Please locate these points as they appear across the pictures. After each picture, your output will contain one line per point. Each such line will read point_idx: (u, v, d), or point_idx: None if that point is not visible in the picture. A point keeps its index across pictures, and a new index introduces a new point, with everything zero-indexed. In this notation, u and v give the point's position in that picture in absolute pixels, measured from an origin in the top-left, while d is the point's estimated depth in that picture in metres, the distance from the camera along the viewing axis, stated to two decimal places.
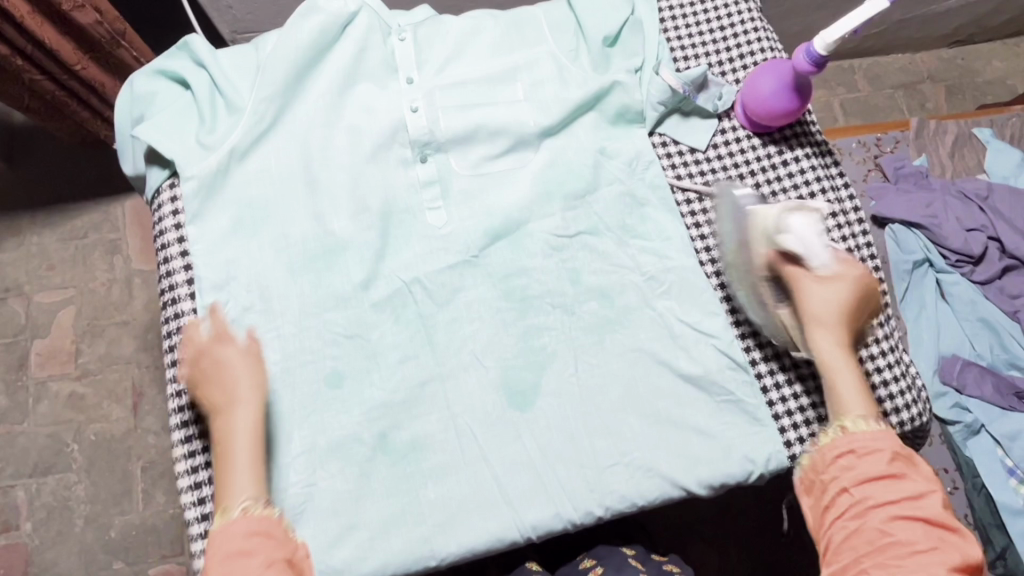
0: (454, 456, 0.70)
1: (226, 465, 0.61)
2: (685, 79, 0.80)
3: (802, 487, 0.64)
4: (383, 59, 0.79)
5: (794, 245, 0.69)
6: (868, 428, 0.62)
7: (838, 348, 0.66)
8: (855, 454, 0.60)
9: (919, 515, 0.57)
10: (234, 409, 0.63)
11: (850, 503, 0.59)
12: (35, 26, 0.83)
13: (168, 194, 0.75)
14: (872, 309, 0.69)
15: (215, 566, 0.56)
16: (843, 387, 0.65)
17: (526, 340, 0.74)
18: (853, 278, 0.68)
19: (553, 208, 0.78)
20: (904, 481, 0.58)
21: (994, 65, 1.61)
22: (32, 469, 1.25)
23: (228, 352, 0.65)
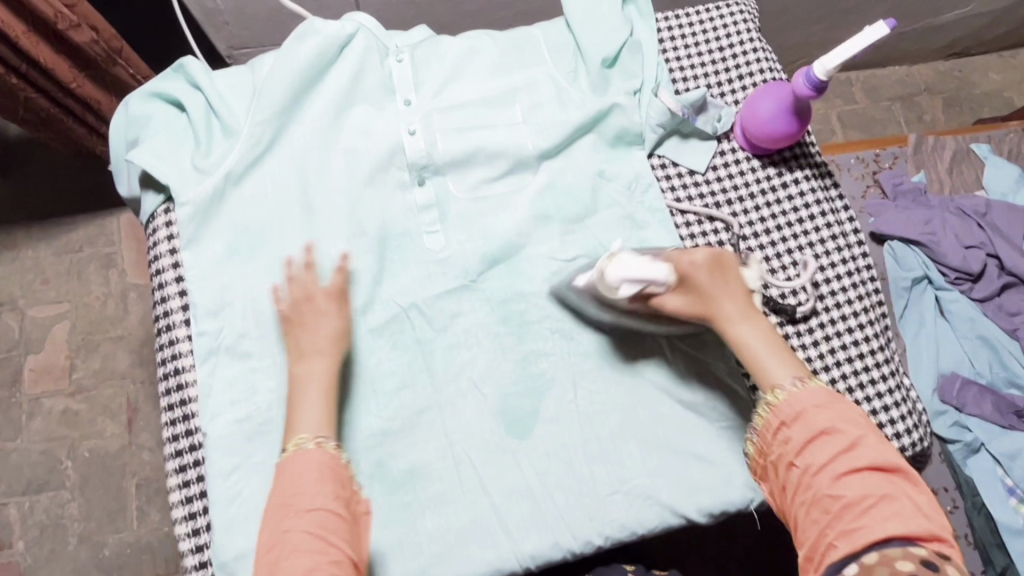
0: (452, 484, 0.69)
1: (300, 403, 0.63)
2: (684, 101, 0.80)
3: (763, 477, 0.64)
4: (381, 81, 0.78)
5: (635, 287, 0.66)
6: (791, 392, 0.61)
7: (739, 324, 0.65)
8: (788, 425, 0.60)
9: (860, 466, 0.56)
10: (315, 357, 0.65)
11: (800, 476, 0.58)
12: (29, 45, 0.82)
13: (163, 219, 0.74)
14: (731, 264, 0.67)
15: (285, 488, 0.58)
16: (763, 355, 0.64)
17: (525, 365, 0.73)
18: (696, 258, 0.66)
19: (552, 232, 0.77)
20: (837, 434, 0.58)
21: (991, 78, 1.61)
22: (25, 487, 1.23)
23: (321, 300, 0.67)
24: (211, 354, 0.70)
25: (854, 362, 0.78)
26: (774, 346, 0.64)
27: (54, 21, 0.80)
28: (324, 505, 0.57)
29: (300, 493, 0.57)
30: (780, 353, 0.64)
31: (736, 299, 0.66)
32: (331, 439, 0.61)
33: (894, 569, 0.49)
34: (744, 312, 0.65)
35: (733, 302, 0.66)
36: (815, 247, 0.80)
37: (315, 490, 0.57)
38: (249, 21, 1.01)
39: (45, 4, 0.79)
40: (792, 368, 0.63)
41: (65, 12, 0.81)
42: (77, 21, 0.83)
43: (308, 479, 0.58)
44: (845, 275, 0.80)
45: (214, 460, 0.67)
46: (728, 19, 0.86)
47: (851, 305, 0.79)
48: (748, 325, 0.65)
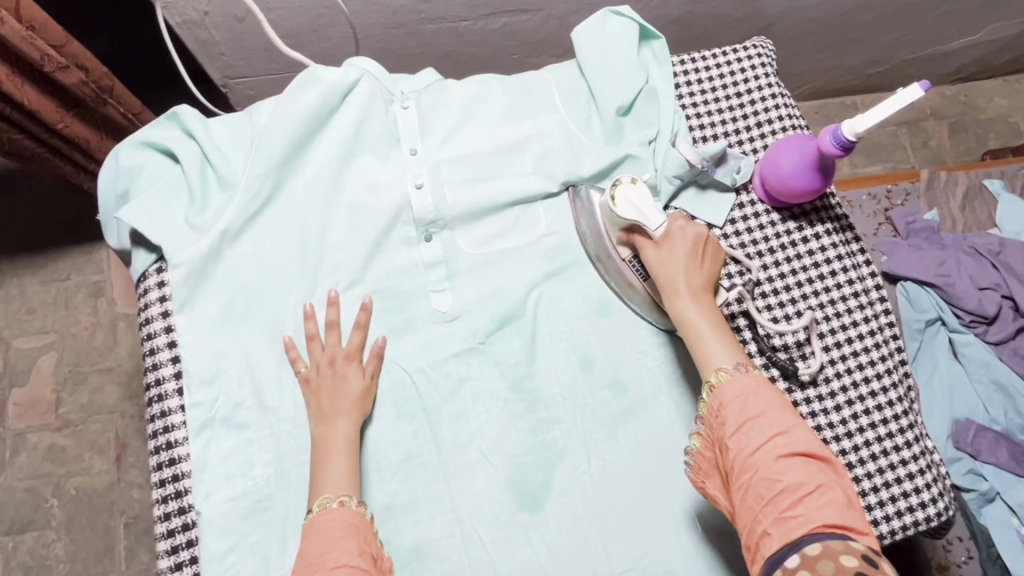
0: (459, 564, 0.65)
1: (324, 464, 0.62)
2: (703, 154, 0.76)
3: (698, 460, 0.61)
4: (386, 129, 0.75)
5: (629, 214, 0.68)
6: (731, 375, 0.59)
7: (688, 299, 0.63)
8: (725, 407, 0.57)
9: (794, 452, 0.54)
10: (337, 419, 0.64)
11: (734, 458, 0.56)
12: (12, 88, 0.78)
13: (154, 278, 0.71)
14: (714, 253, 0.67)
15: (310, 547, 0.56)
16: (705, 335, 0.62)
17: (536, 434, 0.69)
18: (688, 229, 0.67)
19: (563, 290, 0.74)
20: (772, 418, 0.56)
21: (995, 103, 1.49)
22: (8, 526, 1.17)
23: (345, 365, 0.67)
24: (206, 427, 0.67)
25: (877, 428, 0.73)
26: (720, 331, 0.62)
27: (41, 64, 0.77)
28: (349, 561, 0.55)
29: (325, 550, 0.55)
30: (727, 342, 0.61)
31: (702, 281, 0.65)
32: (354, 497, 0.60)
33: (839, 564, 0.47)
34: (697, 290, 0.64)
35: (696, 279, 0.65)
36: (835, 305, 0.77)
37: (342, 547, 0.56)
38: (246, 52, 0.96)
39: (32, 47, 0.75)
40: (738, 356, 0.61)
41: (53, 53, 0.78)
42: (65, 62, 0.80)
43: (333, 537, 0.56)
44: (867, 334, 0.76)
45: (207, 542, 0.63)
46: (745, 64, 0.83)
47: (873, 366, 0.75)
48: (698, 306, 0.63)
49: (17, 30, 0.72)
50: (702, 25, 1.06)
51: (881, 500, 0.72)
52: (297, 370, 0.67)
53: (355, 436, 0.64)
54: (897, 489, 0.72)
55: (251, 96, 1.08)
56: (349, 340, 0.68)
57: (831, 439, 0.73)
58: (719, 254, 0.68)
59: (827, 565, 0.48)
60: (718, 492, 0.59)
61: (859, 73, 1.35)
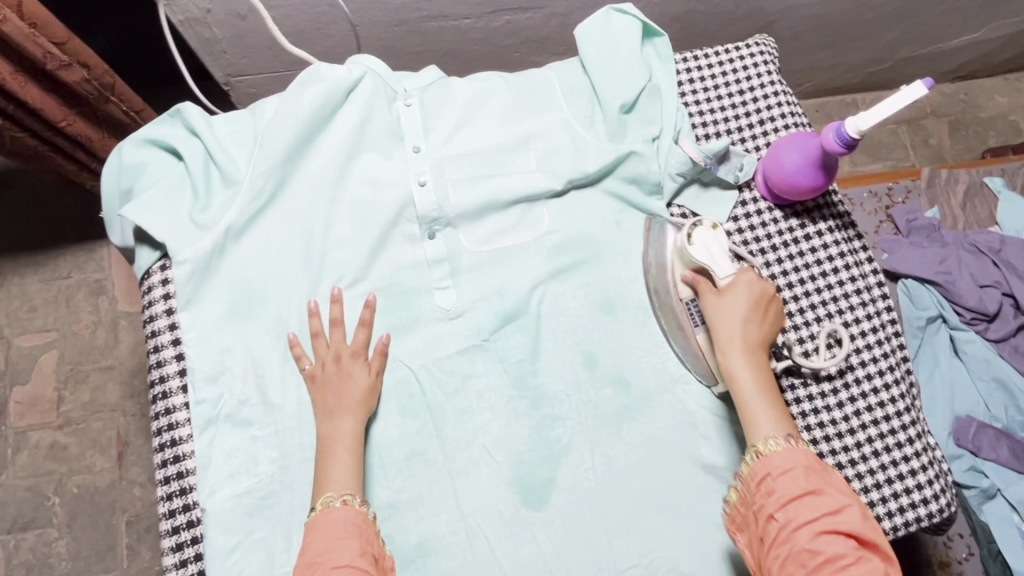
0: (463, 561, 0.66)
1: (330, 462, 0.62)
2: (706, 151, 0.77)
3: (734, 515, 0.61)
4: (389, 127, 0.75)
5: (700, 256, 0.68)
6: (781, 446, 0.59)
7: (741, 355, 0.63)
8: (772, 476, 0.57)
9: (841, 531, 0.54)
10: (340, 416, 0.64)
11: (777, 527, 0.55)
12: (15, 86, 0.78)
13: (159, 276, 0.71)
14: (775, 314, 0.66)
15: (311, 546, 0.56)
16: (752, 396, 0.62)
17: (540, 431, 0.69)
18: (754, 285, 0.65)
19: (567, 287, 0.74)
20: (822, 494, 0.55)
21: (995, 101, 1.50)
22: (10, 525, 1.17)
23: (350, 362, 0.67)
24: (210, 424, 0.67)
25: (880, 424, 0.74)
26: (768, 396, 0.62)
27: (43, 61, 0.77)
28: (349, 562, 0.55)
29: (326, 551, 0.56)
30: (776, 410, 0.61)
31: (758, 340, 0.64)
32: (356, 496, 0.60)
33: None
34: (752, 348, 0.64)
35: (753, 336, 0.64)
36: (838, 302, 0.77)
37: (343, 547, 0.56)
38: (248, 49, 0.96)
39: (34, 45, 0.75)
40: (786, 426, 0.60)
41: (55, 51, 0.77)
42: (67, 59, 0.79)
43: (335, 538, 0.56)
44: (869, 331, 0.76)
45: (212, 538, 0.64)
46: (748, 62, 0.83)
47: (876, 363, 0.75)
48: (751, 365, 0.63)
49: (19, 27, 0.72)
50: (704, 23, 1.06)
51: (883, 496, 0.72)
52: (302, 368, 0.67)
53: (359, 435, 0.64)
54: (900, 485, 0.72)
55: (252, 94, 1.08)
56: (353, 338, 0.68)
57: (834, 435, 0.73)
58: (779, 316, 0.67)
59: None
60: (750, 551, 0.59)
61: (860, 71, 1.35)
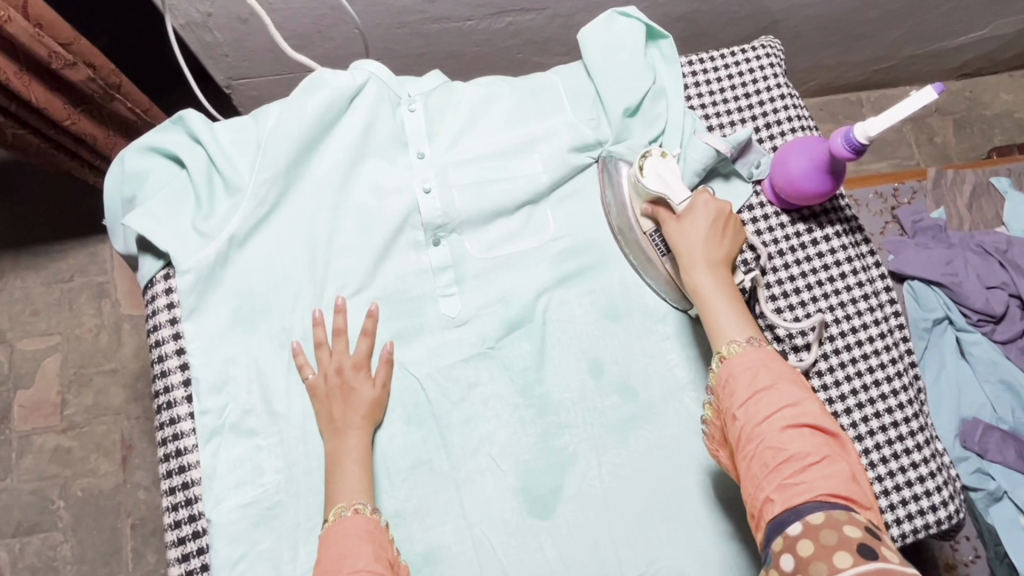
0: (471, 570, 0.65)
1: (338, 475, 0.62)
2: (732, 142, 0.76)
3: (711, 430, 0.61)
4: (393, 133, 0.74)
5: (655, 186, 0.68)
6: (743, 348, 0.59)
7: (705, 270, 0.63)
8: (734, 379, 0.57)
9: (803, 425, 0.54)
10: (346, 429, 0.64)
11: (741, 429, 0.56)
12: (20, 86, 0.78)
13: (162, 285, 0.71)
14: (736, 231, 0.66)
15: (326, 555, 0.56)
16: (719, 308, 0.62)
17: (547, 440, 0.69)
18: (708, 203, 0.66)
19: (572, 294, 0.74)
20: (783, 391, 0.56)
21: (1001, 98, 1.48)
22: (15, 528, 1.17)
23: (353, 372, 0.67)
24: (215, 434, 0.67)
25: (888, 431, 0.73)
26: (734, 304, 0.62)
27: (49, 61, 0.76)
28: (365, 566, 0.55)
29: (340, 557, 0.55)
30: (741, 316, 0.61)
31: (719, 257, 0.64)
32: (368, 505, 0.60)
33: (841, 533, 0.48)
34: (715, 263, 0.64)
35: (715, 252, 0.64)
36: (845, 307, 0.76)
37: (357, 553, 0.56)
38: (249, 53, 0.95)
39: (40, 45, 0.74)
40: (752, 332, 0.60)
41: (61, 51, 0.77)
42: (73, 59, 0.79)
43: (349, 544, 0.56)
44: (877, 336, 0.76)
45: (218, 549, 0.63)
46: (754, 64, 0.82)
47: (884, 369, 0.75)
48: (715, 279, 0.63)
49: (25, 28, 0.72)
50: (707, 23, 1.05)
51: (892, 503, 0.72)
52: (305, 378, 0.67)
53: (366, 448, 0.64)
54: (909, 492, 0.72)
55: (254, 97, 1.07)
56: (356, 348, 0.68)
57: None
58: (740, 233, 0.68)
59: (831, 532, 0.48)
60: (725, 461, 0.59)
61: (865, 69, 1.34)
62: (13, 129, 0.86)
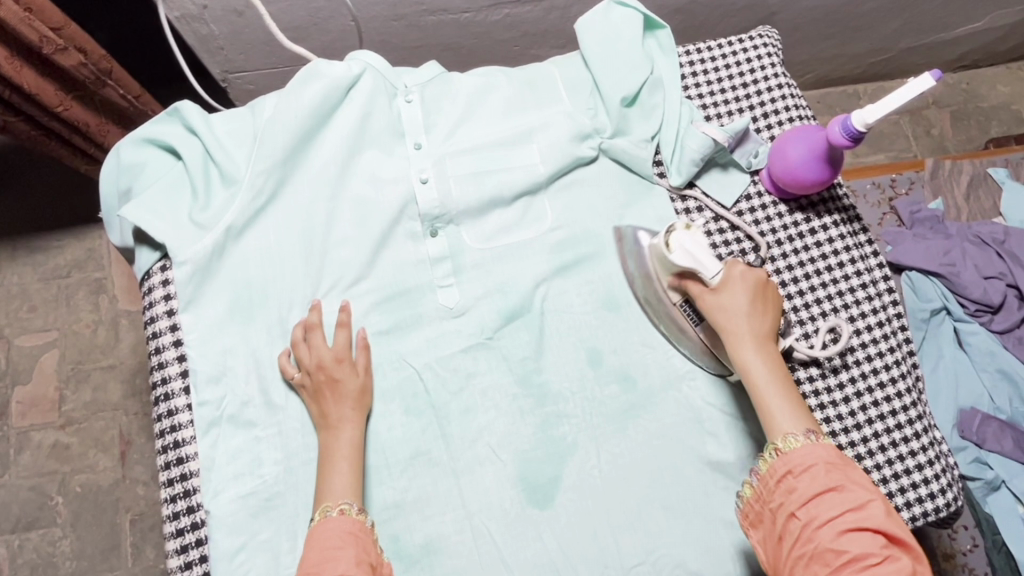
0: (470, 560, 0.65)
1: (329, 471, 0.62)
2: (729, 132, 0.76)
3: (746, 511, 0.60)
4: (390, 123, 0.74)
5: (682, 262, 0.65)
6: (801, 442, 0.57)
7: (753, 348, 0.62)
8: (793, 474, 0.56)
9: (866, 527, 0.52)
10: (339, 426, 0.64)
11: (799, 527, 0.54)
12: (12, 71, 0.78)
13: (159, 277, 0.70)
14: (774, 302, 0.65)
15: (308, 556, 0.56)
16: (768, 390, 0.61)
17: (545, 429, 0.69)
18: (746, 273, 0.65)
19: (570, 284, 0.74)
20: (844, 490, 0.54)
21: (998, 90, 1.48)
22: (14, 524, 1.17)
23: (345, 368, 0.66)
24: (213, 425, 0.67)
25: (886, 420, 0.73)
26: (783, 389, 0.60)
27: (39, 46, 0.76)
28: (345, 570, 0.55)
29: (321, 561, 0.55)
30: (788, 398, 0.60)
31: (762, 334, 0.63)
32: (354, 505, 0.60)
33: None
34: (760, 339, 0.63)
35: (760, 329, 0.63)
36: (844, 297, 0.76)
37: (338, 558, 0.55)
38: (246, 45, 0.94)
39: (29, 29, 0.74)
40: (806, 422, 0.59)
41: (50, 35, 0.77)
42: (63, 43, 0.79)
43: (331, 547, 0.56)
44: (875, 326, 0.76)
45: (217, 540, 0.63)
46: (751, 54, 0.82)
47: (882, 358, 0.75)
48: (763, 357, 0.62)
49: (15, 12, 0.72)
50: (705, 15, 1.05)
51: (891, 491, 0.72)
52: (290, 371, 0.67)
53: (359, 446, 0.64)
54: (907, 480, 0.72)
55: (251, 91, 1.07)
56: (334, 340, 0.67)
57: (841, 430, 0.73)
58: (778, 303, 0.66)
59: None
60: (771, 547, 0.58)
61: (862, 61, 1.33)
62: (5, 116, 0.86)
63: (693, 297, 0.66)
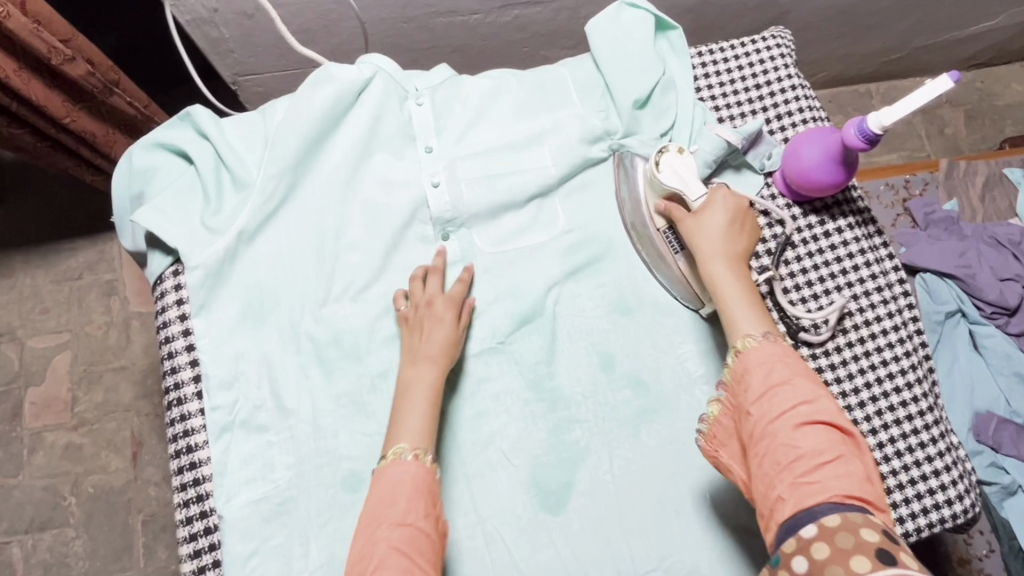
0: (482, 566, 0.65)
1: (406, 404, 0.62)
2: (743, 134, 0.75)
3: (710, 427, 0.59)
4: (401, 127, 0.74)
5: (670, 181, 0.68)
6: (759, 343, 0.57)
7: (724, 263, 0.62)
8: (750, 373, 0.56)
9: (819, 421, 0.52)
10: (427, 363, 0.64)
11: (755, 425, 0.54)
12: (21, 84, 0.78)
13: (171, 281, 0.71)
14: (751, 228, 0.66)
15: (377, 499, 0.56)
16: (732, 299, 0.60)
17: (557, 434, 0.69)
18: (728, 196, 0.65)
19: (582, 288, 0.73)
20: (798, 387, 0.54)
21: (1013, 89, 1.46)
22: (28, 524, 1.18)
23: (444, 314, 0.67)
24: (226, 430, 0.67)
25: (902, 425, 0.72)
26: (750, 301, 0.60)
27: (48, 57, 0.76)
28: (416, 522, 0.55)
29: (391, 505, 0.55)
30: (758, 313, 0.59)
31: (731, 249, 0.63)
32: (428, 453, 0.59)
33: (859, 536, 0.46)
34: (734, 257, 0.63)
35: (734, 247, 0.63)
36: (858, 300, 0.75)
37: (408, 506, 0.55)
38: (256, 48, 0.95)
39: (39, 42, 0.74)
40: (766, 328, 0.59)
41: (60, 47, 0.77)
42: (71, 54, 0.79)
43: (401, 494, 0.56)
44: (891, 329, 0.75)
45: (229, 546, 0.63)
46: (764, 55, 0.81)
47: (898, 362, 0.74)
48: (733, 270, 0.62)
49: (23, 23, 0.72)
50: (715, 14, 1.04)
51: (907, 498, 0.71)
52: (399, 304, 0.69)
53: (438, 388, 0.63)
54: (924, 487, 0.71)
55: (261, 93, 1.07)
56: (451, 288, 0.69)
57: None
58: (755, 231, 0.66)
59: (846, 536, 0.46)
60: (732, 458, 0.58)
61: (875, 60, 1.32)
62: (10, 129, 0.87)
63: (673, 218, 0.68)
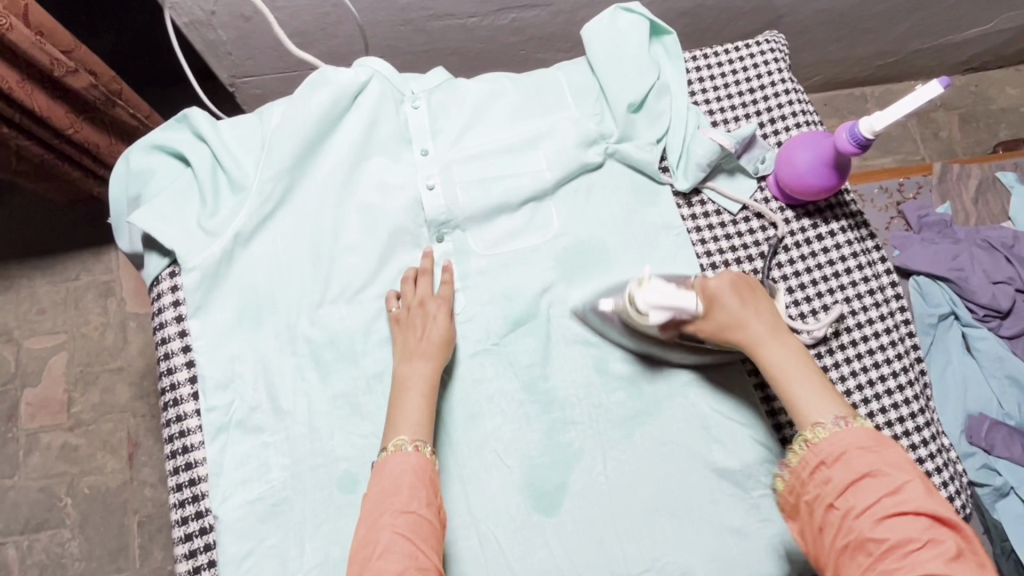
0: (476, 566, 0.65)
1: (404, 397, 0.62)
2: (735, 138, 0.76)
3: (783, 503, 0.59)
4: (396, 129, 0.74)
5: (663, 315, 0.65)
6: (831, 431, 0.56)
7: (772, 343, 0.62)
8: (827, 465, 0.55)
9: (907, 510, 0.51)
10: (422, 359, 0.65)
11: (840, 518, 0.53)
12: (24, 96, 0.78)
13: (168, 283, 0.71)
14: (758, 290, 0.66)
15: (380, 487, 0.57)
16: (796, 382, 0.60)
17: (551, 435, 0.69)
18: (720, 280, 0.66)
19: (577, 291, 0.74)
20: (882, 475, 0.53)
21: (1007, 93, 1.47)
22: (23, 526, 1.18)
23: (438, 311, 0.68)
24: (222, 430, 0.67)
25: (894, 427, 0.73)
26: (808, 375, 0.60)
27: (51, 68, 0.76)
28: (419, 510, 0.55)
29: (394, 494, 0.56)
30: (818, 384, 0.60)
31: (762, 321, 0.64)
32: (428, 444, 0.60)
33: None
34: (776, 333, 0.63)
35: (764, 323, 0.64)
36: (851, 303, 0.76)
37: (412, 495, 0.56)
38: (253, 51, 0.95)
39: (40, 52, 0.75)
40: (835, 406, 0.58)
41: (62, 58, 0.77)
42: (74, 66, 0.79)
43: (402, 483, 0.56)
44: (883, 332, 0.75)
45: (225, 545, 0.64)
46: (758, 59, 0.82)
47: (889, 365, 0.74)
48: (782, 346, 0.62)
49: (26, 35, 0.72)
50: (711, 18, 1.05)
51: None
52: (393, 304, 0.69)
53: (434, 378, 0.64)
54: None
55: (258, 95, 1.08)
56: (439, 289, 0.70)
57: None
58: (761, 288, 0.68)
59: None
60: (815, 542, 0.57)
61: (871, 64, 1.33)
62: (17, 141, 0.87)
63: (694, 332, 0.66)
